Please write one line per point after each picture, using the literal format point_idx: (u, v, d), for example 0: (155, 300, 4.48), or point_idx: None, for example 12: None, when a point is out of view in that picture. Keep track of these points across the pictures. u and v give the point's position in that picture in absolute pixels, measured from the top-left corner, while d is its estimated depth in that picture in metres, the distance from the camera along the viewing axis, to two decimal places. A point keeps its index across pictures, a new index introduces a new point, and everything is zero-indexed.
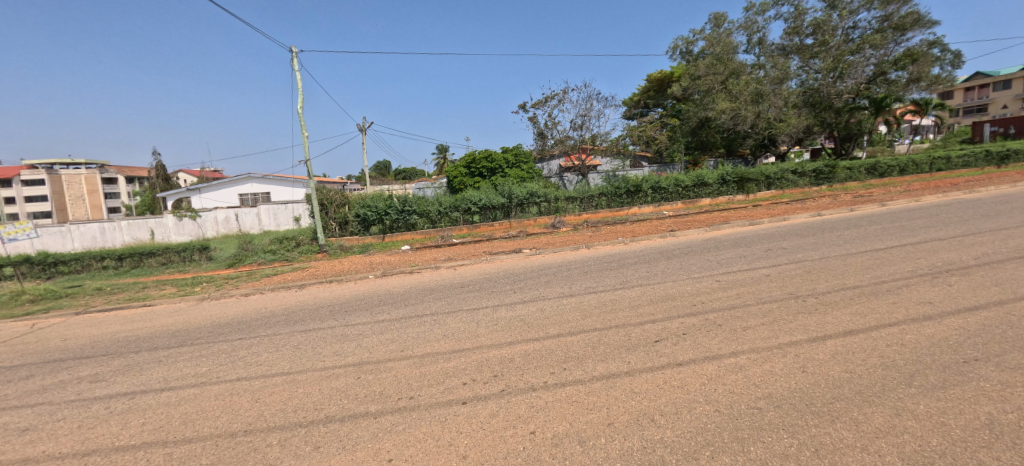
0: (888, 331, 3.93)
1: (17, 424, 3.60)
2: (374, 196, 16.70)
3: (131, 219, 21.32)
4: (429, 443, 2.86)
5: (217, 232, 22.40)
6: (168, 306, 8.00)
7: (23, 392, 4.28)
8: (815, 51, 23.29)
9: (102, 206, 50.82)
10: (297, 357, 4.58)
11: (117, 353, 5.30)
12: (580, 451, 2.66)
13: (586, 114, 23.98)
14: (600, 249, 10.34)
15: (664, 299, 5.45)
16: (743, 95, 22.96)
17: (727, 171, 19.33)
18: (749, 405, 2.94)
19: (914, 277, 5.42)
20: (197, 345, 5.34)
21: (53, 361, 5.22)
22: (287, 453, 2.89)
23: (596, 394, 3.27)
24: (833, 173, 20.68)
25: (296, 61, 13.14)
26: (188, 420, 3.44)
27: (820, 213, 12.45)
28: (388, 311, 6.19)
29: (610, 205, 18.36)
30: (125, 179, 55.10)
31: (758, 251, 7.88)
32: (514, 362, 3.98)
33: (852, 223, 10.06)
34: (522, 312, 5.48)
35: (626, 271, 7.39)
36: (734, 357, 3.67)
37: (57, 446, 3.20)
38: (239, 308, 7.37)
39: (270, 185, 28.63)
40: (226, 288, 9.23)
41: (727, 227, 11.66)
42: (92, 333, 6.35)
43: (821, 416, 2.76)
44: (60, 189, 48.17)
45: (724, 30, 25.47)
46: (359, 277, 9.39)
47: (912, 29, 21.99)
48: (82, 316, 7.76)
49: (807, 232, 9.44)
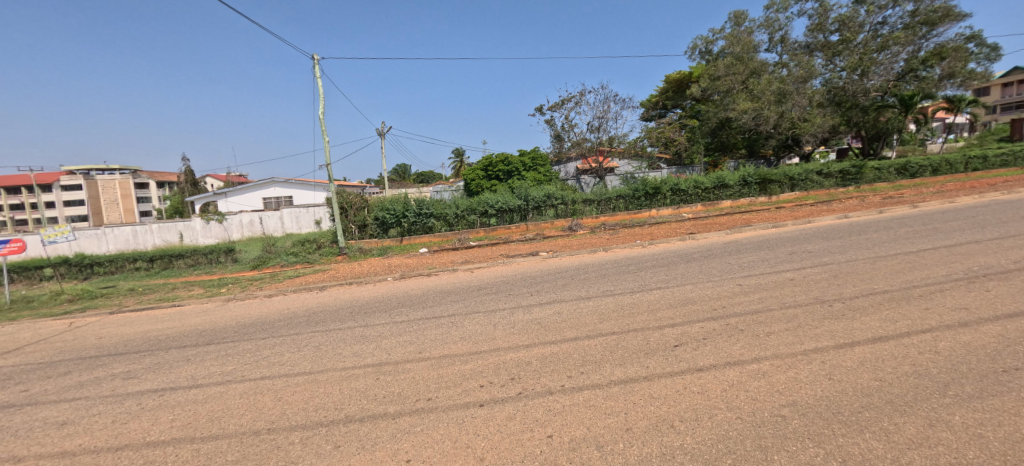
0: (920, 337, 3.79)
1: (56, 418, 3.77)
2: (392, 198, 16.91)
3: (162, 222, 22.14)
4: (447, 445, 2.88)
5: (242, 235, 22.90)
6: (197, 306, 8.27)
7: (61, 388, 4.48)
8: (839, 49, 22.70)
9: (134, 210, 52.83)
10: (319, 357, 4.68)
11: (149, 351, 5.52)
12: (597, 456, 2.63)
13: (603, 116, 23.64)
14: (619, 251, 10.26)
15: (684, 303, 5.36)
16: (765, 94, 22.35)
17: (749, 172, 18.84)
18: (773, 413, 2.86)
19: (948, 282, 5.20)
20: (224, 344, 5.50)
21: (89, 358, 5.46)
22: (309, 451, 2.94)
23: (614, 399, 3.24)
24: (861, 174, 20.00)
25: (317, 68, 13.57)
26: (214, 417, 3.54)
27: (847, 215, 12.07)
28: (406, 313, 6.27)
29: (628, 207, 18.20)
30: (156, 184, 57.60)
31: (783, 255, 7.66)
32: (531, 365, 3.98)
33: (881, 225, 9.74)
34: (538, 315, 5.48)
35: (644, 274, 7.32)
36: (756, 363, 3.59)
37: (93, 440, 3.34)
38: (262, 309, 7.55)
39: (292, 189, 29.41)
40: (251, 289, 9.47)
41: (749, 229, 11.40)
42: (125, 332, 6.60)
43: (849, 425, 2.67)
44: (96, 194, 50.37)
45: (745, 29, 24.98)
46: (379, 279, 9.51)
47: (944, 24, 21.20)
48: (115, 315, 8.08)
49: (833, 235, 9.15)
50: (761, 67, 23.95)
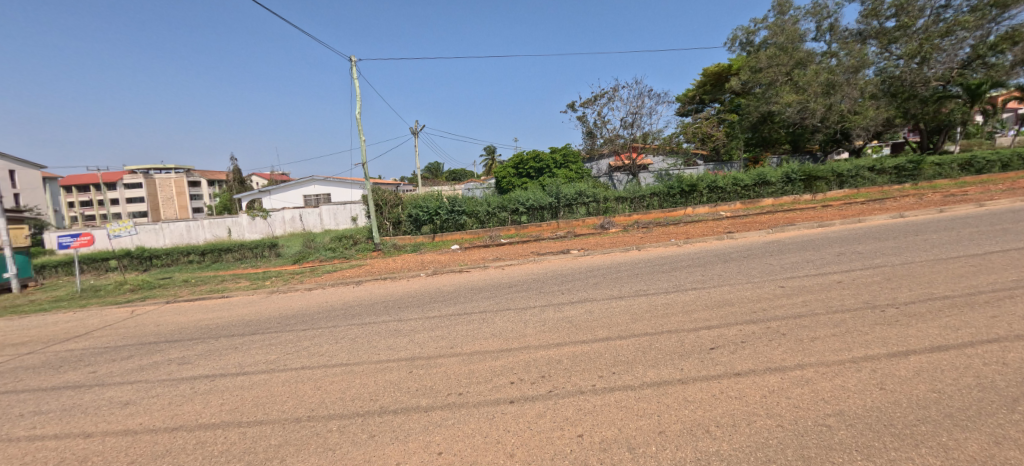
0: (985, 348, 3.50)
1: (120, 398, 4.09)
2: (425, 196, 17.22)
3: (213, 218, 23.47)
4: (478, 440, 2.91)
5: (284, 231, 23.97)
6: (243, 298, 8.74)
7: (125, 370, 4.85)
8: (895, 36, 21.27)
9: (188, 207, 56.30)
10: (355, 350, 4.85)
11: (201, 338, 5.87)
12: (629, 457, 2.59)
13: (636, 112, 23.14)
14: (652, 251, 10.04)
15: (722, 305, 5.18)
16: (812, 86, 21.20)
17: (793, 169, 17.98)
18: (817, 422, 2.73)
19: (1019, 288, 4.77)
20: (268, 334, 5.78)
21: (149, 343, 5.88)
22: (346, 439, 3.06)
23: (647, 401, 3.18)
24: (919, 170, 18.74)
25: (354, 69, 13.99)
26: (259, 403, 3.73)
27: (902, 214, 11.31)
28: (439, 309, 6.38)
29: (663, 205, 17.74)
30: (207, 183, 61.17)
31: (829, 256, 7.27)
32: (561, 364, 3.97)
33: (941, 225, 9.06)
34: (569, 314, 5.45)
35: (679, 274, 7.13)
36: (799, 369, 3.43)
37: (152, 419, 3.59)
38: (303, 301, 7.90)
39: (330, 187, 30.49)
40: (292, 283, 9.91)
41: (792, 229, 10.89)
42: (179, 320, 7.07)
43: (903, 439, 2.51)
44: (154, 192, 54.08)
45: (790, 18, 23.77)
46: (412, 275, 9.73)
47: (1018, 5, 19.39)
48: (171, 304, 8.67)
49: (886, 236, 8.59)
50: (807, 57, 22.65)
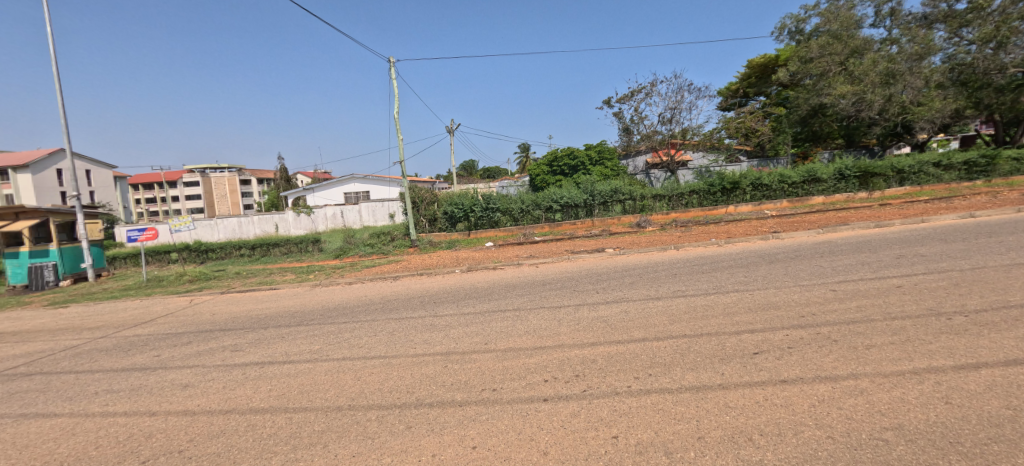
0: None
1: (180, 380, 4.40)
2: (460, 193, 17.46)
3: (262, 214, 24.77)
4: (511, 436, 2.93)
5: (326, 227, 24.97)
6: (289, 290, 9.19)
7: (184, 355, 5.21)
8: (967, 18, 19.54)
9: (240, 204, 59.71)
10: (393, 343, 4.99)
11: (251, 327, 6.23)
12: (666, 462, 2.53)
13: (676, 107, 22.49)
14: (691, 250, 9.73)
15: (766, 308, 4.95)
16: (869, 76, 19.84)
17: (846, 164, 16.90)
18: (872, 436, 2.56)
19: None
20: (312, 325, 6.05)
21: (205, 330, 6.29)
22: (384, 429, 3.16)
23: (685, 404, 3.09)
24: (993, 165, 17.09)
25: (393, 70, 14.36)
26: (304, 391, 3.92)
27: (972, 213, 10.38)
28: (474, 305, 6.46)
29: (703, 203, 17.16)
30: (257, 181, 64.63)
31: (887, 258, 6.79)
32: (596, 363, 3.92)
33: (1019, 227, 8.26)
34: (605, 313, 5.37)
35: (719, 274, 6.88)
36: (853, 379, 3.23)
37: (208, 402, 3.84)
38: (344, 295, 8.21)
39: (369, 185, 31.45)
40: (334, 277, 10.31)
41: (845, 229, 10.25)
42: (232, 310, 7.53)
43: (971, 458, 2.31)
44: (210, 189, 57.70)
45: (845, 3, 22.31)
46: (447, 271, 9.91)
47: None
48: (224, 295, 9.25)
49: (954, 237, 7.92)
50: (864, 45, 21.23)
